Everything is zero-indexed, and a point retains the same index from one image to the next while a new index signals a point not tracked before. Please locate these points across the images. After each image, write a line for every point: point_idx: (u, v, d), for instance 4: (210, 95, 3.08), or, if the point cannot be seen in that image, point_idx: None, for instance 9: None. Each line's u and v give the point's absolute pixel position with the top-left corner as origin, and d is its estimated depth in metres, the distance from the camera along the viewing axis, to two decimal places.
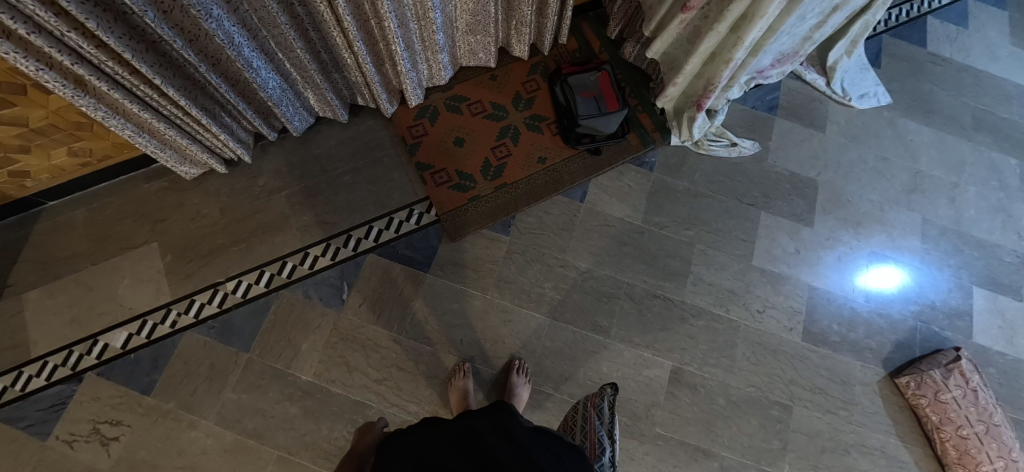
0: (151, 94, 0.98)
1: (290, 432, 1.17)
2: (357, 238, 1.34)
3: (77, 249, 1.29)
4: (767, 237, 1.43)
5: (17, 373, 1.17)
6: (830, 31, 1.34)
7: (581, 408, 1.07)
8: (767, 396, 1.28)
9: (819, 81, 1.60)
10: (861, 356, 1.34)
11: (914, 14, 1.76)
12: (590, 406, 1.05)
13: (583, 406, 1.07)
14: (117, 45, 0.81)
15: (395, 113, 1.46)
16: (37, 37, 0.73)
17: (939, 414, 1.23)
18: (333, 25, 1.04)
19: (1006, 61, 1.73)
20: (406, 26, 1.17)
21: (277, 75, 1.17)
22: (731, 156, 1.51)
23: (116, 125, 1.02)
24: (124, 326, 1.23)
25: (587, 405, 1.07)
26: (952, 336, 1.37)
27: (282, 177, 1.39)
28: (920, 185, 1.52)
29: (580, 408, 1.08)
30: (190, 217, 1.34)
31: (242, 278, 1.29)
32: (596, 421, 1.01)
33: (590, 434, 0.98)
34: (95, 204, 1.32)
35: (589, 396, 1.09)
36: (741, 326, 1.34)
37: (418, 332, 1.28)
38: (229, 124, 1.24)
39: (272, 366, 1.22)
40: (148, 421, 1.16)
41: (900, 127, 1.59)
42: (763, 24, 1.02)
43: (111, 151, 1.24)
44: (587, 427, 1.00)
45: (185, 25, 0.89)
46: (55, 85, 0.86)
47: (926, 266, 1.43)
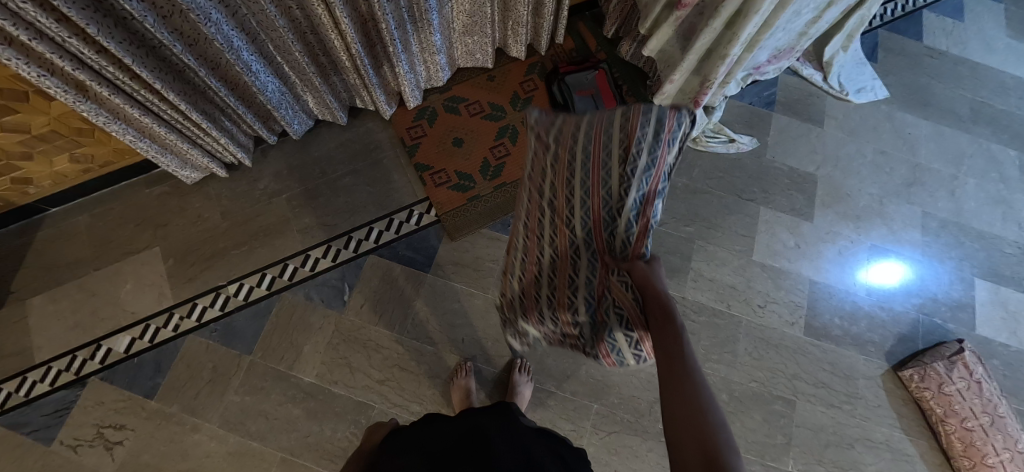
0: (151, 99, 0.99)
1: (293, 433, 1.18)
2: (357, 239, 1.35)
3: (80, 255, 1.29)
4: (768, 233, 1.43)
5: (21, 379, 1.17)
6: (826, 26, 1.35)
7: (588, 123, 0.79)
8: (770, 391, 1.28)
9: (816, 76, 1.60)
10: (864, 349, 1.33)
11: (909, 8, 1.76)
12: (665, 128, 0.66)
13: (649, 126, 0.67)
14: (117, 51, 0.82)
15: (393, 115, 1.47)
16: (38, 43, 0.74)
17: (943, 406, 1.23)
18: (331, 27, 1.04)
19: (1003, 53, 1.73)
20: (403, 29, 1.18)
21: (276, 79, 1.17)
22: (729, 152, 1.51)
23: (117, 131, 1.03)
24: (127, 331, 1.23)
25: (599, 118, 0.77)
26: (955, 328, 1.36)
27: (282, 180, 1.40)
28: (919, 178, 1.52)
29: (585, 121, 0.79)
30: (192, 221, 1.34)
31: (244, 281, 1.29)
32: (664, 135, 0.67)
33: (661, 156, 0.69)
34: (97, 209, 1.33)
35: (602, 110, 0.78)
36: (743, 322, 1.33)
37: (419, 332, 1.28)
38: (229, 128, 1.25)
39: (275, 368, 1.22)
40: (152, 425, 1.16)
41: (898, 121, 1.59)
42: (758, 18, 1.03)
43: (113, 157, 1.26)
44: (652, 133, 0.68)
45: (185, 30, 0.90)
46: (57, 91, 0.87)
47: (928, 259, 1.43)
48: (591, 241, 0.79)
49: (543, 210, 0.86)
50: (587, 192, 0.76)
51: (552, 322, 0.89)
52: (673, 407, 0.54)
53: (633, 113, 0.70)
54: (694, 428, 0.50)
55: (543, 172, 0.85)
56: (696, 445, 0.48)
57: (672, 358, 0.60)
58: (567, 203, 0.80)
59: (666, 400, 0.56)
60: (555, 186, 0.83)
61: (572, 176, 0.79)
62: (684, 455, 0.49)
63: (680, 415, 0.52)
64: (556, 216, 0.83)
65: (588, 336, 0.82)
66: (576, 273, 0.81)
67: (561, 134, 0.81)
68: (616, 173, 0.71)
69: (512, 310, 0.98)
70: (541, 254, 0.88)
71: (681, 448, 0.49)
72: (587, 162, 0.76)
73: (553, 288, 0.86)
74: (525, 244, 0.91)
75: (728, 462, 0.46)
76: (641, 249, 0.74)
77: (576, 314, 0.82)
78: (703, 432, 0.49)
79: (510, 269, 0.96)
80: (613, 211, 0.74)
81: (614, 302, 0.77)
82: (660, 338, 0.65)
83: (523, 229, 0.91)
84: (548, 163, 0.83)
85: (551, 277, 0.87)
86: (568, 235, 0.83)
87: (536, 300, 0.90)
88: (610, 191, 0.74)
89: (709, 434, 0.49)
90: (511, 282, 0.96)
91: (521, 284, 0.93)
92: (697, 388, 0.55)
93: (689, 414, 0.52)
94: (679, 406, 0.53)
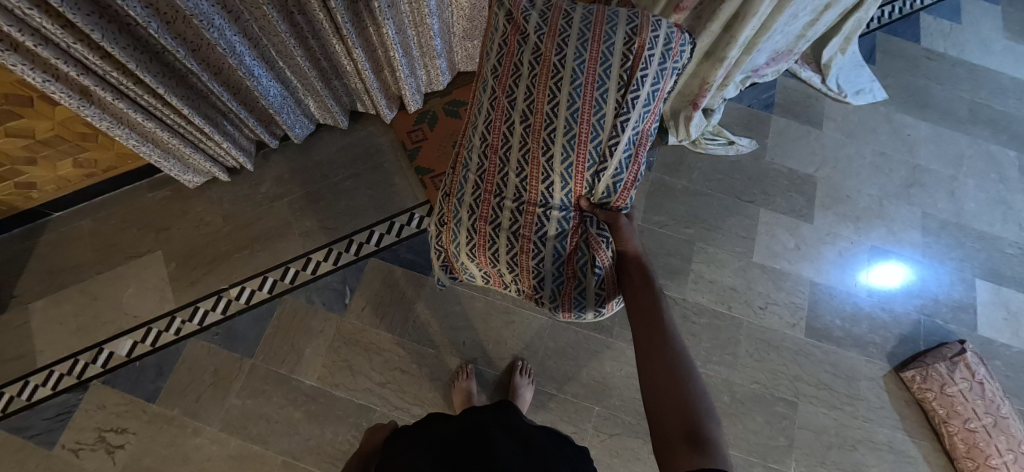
0: (155, 103, 1.00)
1: (294, 436, 1.17)
2: (358, 242, 1.35)
3: (83, 259, 1.30)
4: (768, 234, 1.43)
5: (23, 383, 1.18)
6: (824, 28, 1.35)
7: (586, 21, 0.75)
8: (772, 393, 1.27)
9: (814, 78, 1.61)
10: (865, 350, 1.33)
11: (906, 11, 1.77)
12: (654, 41, 0.73)
13: (640, 35, 0.72)
14: (121, 56, 0.83)
15: (394, 119, 1.48)
16: (44, 49, 0.76)
17: (946, 407, 1.22)
18: (332, 32, 1.06)
19: (1001, 55, 1.74)
20: (404, 33, 1.19)
21: (278, 84, 1.19)
22: (729, 154, 1.52)
23: (121, 135, 1.04)
24: (129, 335, 1.24)
25: (598, 13, 0.75)
26: (957, 329, 1.36)
27: (284, 184, 1.40)
28: (919, 178, 1.52)
29: (581, 16, 0.75)
30: (194, 224, 1.35)
31: (245, 284, 1.30)
32: (665, 59, 0.74)
33: (660, 89, 0.74)
34: (100, 214, 1.34)
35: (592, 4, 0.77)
36: (745, 323, 1.33)
37: (419, 334, 1.28)
38: (231, 132, 1.26)
39: (276, 371, 1.22)
40: (153, 429, 1.16)
41: (897, 122, 1.60)
42: (755, 21, 1.04)
43: (116, 162, 1.26)
44: (658, 53, 0.73)
45: (189, 35, 0.92)
46: (62, 97, 0.88)
47: (928, 259, 1.43)
48: (569, 175, 0.74)
49: (510, 120, 0.77)
50: (574, 109, 0.72)
51: (506, 265, 0.80)
52: (655, 378, 0.58)
53: (640, 25, 0.73)
54: (676, 398, 0.55)
55: (522, 70, 0.76)
56: (679, 418, 0.53)
57: (648, 318, 0.66)
58: (543, 117, 0.74)
59: (645, 369, 0.60)
60: (537, 91, 0.74)
61: (558, 84, 0.73)
62: (666, 426, 0.54)
63: (662, 384, 0.57)
64: (530, 132, 0.75)
65: (551, 289, 0.79)
66: (544, 208, 0.76)
67: (551, 27, 0.75)
68: (613, 101, 0.72)
69: (451, 247, 0.83)
70: (502, 179, 0.77)
71: (663, 414, 0.55)
72: (582, 77, 0.72)
73: (511, 224, 0.77)
74: (483, 164, 0.79)
75: (710, 433, 0.51)
76: (621, 203, 0.79)
77: (539, 256, 0.77)
78: (684, 403, 0.54)
79: (452, 193, 0.83)
80: (604, 147, 0.73)
81: (594, 258, 0.76)
82: (634, 303, 0.70)
83: (480, 141, 0.81)
84: (532, 62, 0.75)
85: (511, 210, 0.77)
86: (499, 164, 0.78)
87: (487, 237, 0.78)
88: (604, 122, 0.73)
89: (690, 402, 0.54)
90: (454, 211, 0.82)
91: (468, 217, 0.79)
92: (677, 357, 0.60)
93: (671, 383, 0.57)
94: (662, 377, 0.58)
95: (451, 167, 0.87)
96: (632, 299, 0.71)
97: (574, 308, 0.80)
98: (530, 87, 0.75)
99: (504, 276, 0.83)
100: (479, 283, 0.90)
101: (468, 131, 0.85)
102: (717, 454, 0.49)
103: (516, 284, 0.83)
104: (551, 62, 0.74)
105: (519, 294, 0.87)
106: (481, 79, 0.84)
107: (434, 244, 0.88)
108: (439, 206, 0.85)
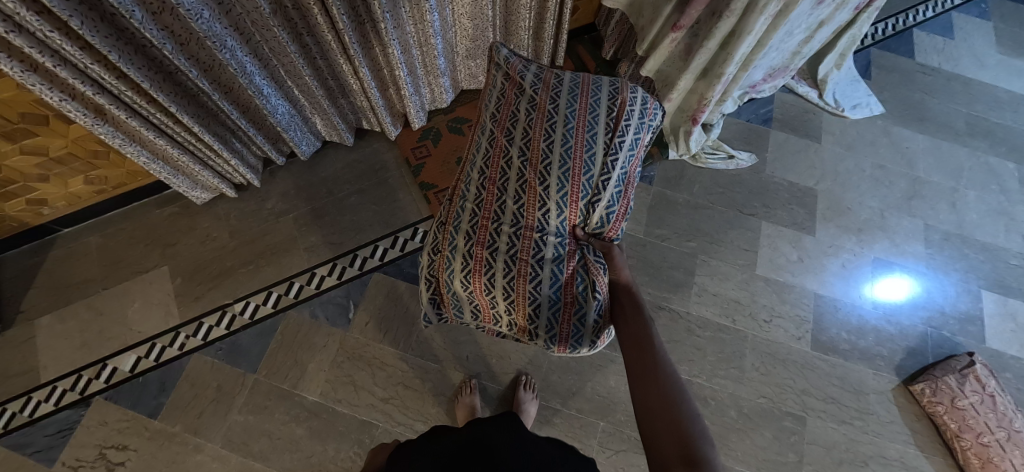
0: (166, 121, 1.02)
1: (295, 453, 1.16)
2: (362, 257, 1.36)
3: (90, 275, 1.31)
4: (770, 247, 1.44)
5: (26, 399, 1.17)
6: (819, 45, 1.38)
7: (575, 85, 0.87)
8: (780, 407, 1.26)
9: (812, 93, 1.63)
10: (873, 363, 1.32)
11: (900, 27, 1.81)
12: (629, 101, 0.86)
13: (618, 96, 0.86)
14: (136, 76, 0.86)
15: (399, 136, 1.51)
16: (61, 69, 0.78)
17: (957, 421, 1.20)
18: (340, 52, 1.09)
19: (995, 69, 1.77)
20: (409, 53, 1.22)
21: (286, 102, 1.21)
22: (729, 169, 1.53)
23: (133, 153, 1.06)
24: (133, 350, 1.24)
25: (584, 77, 0.89)
26: (965, 341, 1.35)
27: (290, 200, 1.42)
28: (919, 190, 1.53)
29: (570, 81, 0.87)
30: (201, 240, 1.37)
31: (250, 299, 1.30)
32: (644, 116, 0.87)
33: (640, 137, 0.86)
34: (108, 229, 1.36)
35: (578, 73, 0.90)
36: (749, 336, 1.32)
37: (423, 349, 1.28)
38: (239, 149, 1.28)
39: (279, 387, 1.22)
40: (154, 446, 1.15)
41: (895, 135, 1.62)
42: (751, 39, 1.06)
43: (126, 178, 1.29)
44: (638, 110, 0.87)
45: (201, 56, 0.95)
46: (77, 115, 0.90)
47: (932, 271, 1.42)
48: (566, 203, 0.77)
49: (508, 155, 0.81)
50: (568, 147, 0.79)
51: (501, 292, 0.76)
52: (649, 402, 0.58)
53: (620, 90, 0.88)
54: (670, 422, 0.54)
55: (519, 115, 0.84)
56: (675, 441, 0.52)
57: (641, 347, 0.66)
58: (539, 152, 0.80)
59: (640, 394, 0.60)
60: (533, 131, 0.82)
61: (552, 126, 0.81)
62: (662, 451, 0.52)
63: (657, 409, 0.57)
64: (527, 165, 0.79)
65: (547, 317, 0.77)
66: (541, 233, 0.77)
67: (545, 83, 0.87)
68: (602, 144, 0.81)
69: (444, 277, 0.80)
70: (499, 207, 0.78)
71: (658, 436, 0.54)
72: (574, 122, 0.82)
73: (508, 248, 0.76)
74: (480, 194, 0.81)
75: (705, 455, 0.50)
76: (613, 233, 0.83)
77: (537, 280, 0.76)
78: (678, 427, 0.54)
79: (447, 221, 0.82)
80: (597, 181, 0.79)
81: (594, 283, 0.77)
82: (628, 334, 0.71)
83: (478, 175, 0.83)
84: (528, 107, 0.84)
85: (508, 235, 0.77)
86: (498, 193, 0.80)
87: (482, 262, 0.77)
88: (595, 159, 0.80)
89: (683, 426, 0.54)
90: (450, 238, 0.80)
91: (465, 243, 0.78)
92: (669, 381, 0.60)
93: (665, 407, 0.56)
94: (657, 401, 0.57)
95: (446, 200, 0.87)
96: (625, 329, 0.73)
97: (571, 338, 0.78)
98: (527, 128, 0.82)
99: (497, 306, 0.79)
100: (469, 320, 0.86)
101: (465, 166, 0.88)
102: None
103: (509, 314, 0.79)
104: (546, 110, 0.83)
105: (511, 329, 0.84)
106: (478, 122, 0.91)
107: (426, 276, 0.85)
108: (434, 235, 0.84)
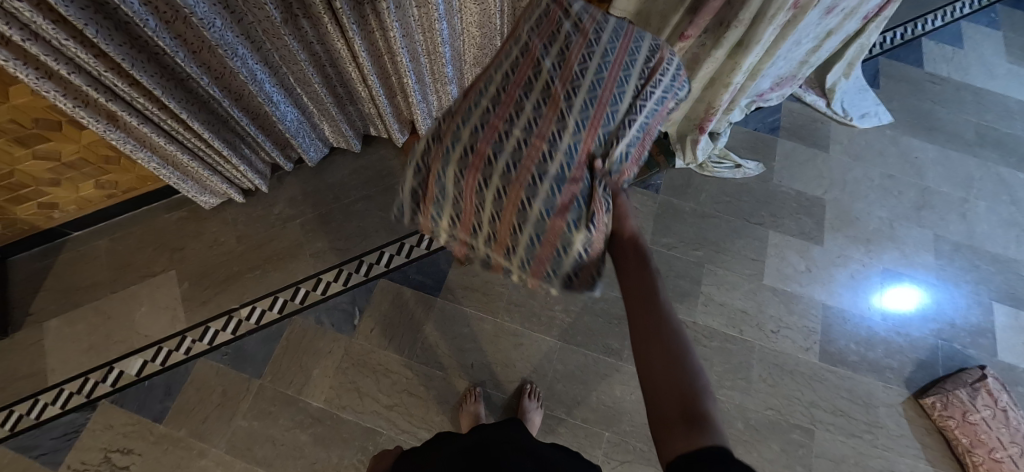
0: (176, 128, 1.03)
1: (299, 460, 1.16)
2: (368, 263, 1.36)
3: (98, 278, 1.32)
4: (778, 256, 1.43)
5: (33, 401, 1.18)
6: (826, 55, 1.38)
7: (620, 27, 0.79)
8: (788, 420, 1.24)
9: (819, 103, 1.63)
10: (882, 376, 1.30)
11: (908, 36, 1.80)
12: (663, 58, 0.78)
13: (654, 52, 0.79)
14: (148, 83, 0.87)
15: (405, 142, 1.51)
16: (76, 77, 0.79)
17: (969, 436, 1.18)
18: (349, 59, 1.10)
19: (1004, 78, 1.76)
20: (417, 61, 1.23)
21: (295, 109, 1.22)
22: (736, 177, 1.53)
23: (143, 158, 1.07)
24: (140, 353, 1.24)
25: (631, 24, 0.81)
26: (977, 354, 1.33)
27: (297, 205, 1.43)
28: (928, 201, 1.52)
29: (616, 23, 0.79)
30: (208, 245, 1.37)
31: (256, 304, 1.31)
32: (677, 81, 0.79)
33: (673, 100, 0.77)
34: (117, 233, 1.37)
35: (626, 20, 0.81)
36: (756, 347, 1.31)
37: (428, 356, 1.27)
38: (248, 155, 1.29)
39: (284, 392, 1.22)
40: (158, 450, 1.15)
41: (903, 145, 1.61)
42: (759, 48, 1.07)
43: (136, 183, 1.30)
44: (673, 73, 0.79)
45: (213, 64, 0.96)
46: (90, 121, 0.91)
47: (942, 282, 1.41)
48: (584, 124, 0.68)
49: (538, 65, 0.73)
50: (600, 77, 0.71)
51: (491, 195, 0.69)
52: (650, 351, 0.54)
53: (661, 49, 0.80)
54: (670, 375, 0.51)
55: (559, 34, 0.76)
56: (675, 394, 0.49)
57: (640, 289, 0.62)
58: (570, 69, 0.71)
59: (638, 342, 0.56)
60: (569, 51, 0.73)
61: (590, 51, 0.73)
62: (662, 405, 0.50)
63: (655, 357, 0.53)
64: (554, 79, 0.71)
65: (529, 236, 0.69)
66: (549, 146, 0.67)
67: (591, 15, 0.79)
68: (635, 85, 0.73)
69: (438, 167, 0.74)
70: (512, 111, 0.70)
71: (659, 390, 0.51)
72: (612, 57, 0.74)
73: (511, 152, 0.68)
74: (495, 94, 0.73)
75: (708, 412, 0.47)
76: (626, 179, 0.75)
77: (533, 191, 0.66)
78: (682, 381, 0.50)
79: (455, 113, 0.76)
80: (623, 117, 0.70)
81: (591, 217, 0.67)
82: (627, 273, 0.66)
83: (499, 77, 0.76)
84: (571, 29, 0.76)
85: (515, 139, 0.68)
86: (515, 98, 0.72)
87: (484, 156, 0.70)
88: (625, 96, 0.72)
89: (685, 380, 0.51)
90: (454, 131, 0.73)
91: (466, 138, 0.71)
92: (672, 329, 0.55)
93: (666, 359, 0.52)
94: (655, 349, 0.54)
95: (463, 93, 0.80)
96: (622, 270, 0.67)
97: (548, 266, 0.72)
98: (563, 47, 0.74)
99: (481, 214, 0.74)
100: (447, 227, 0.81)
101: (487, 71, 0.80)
102: (715, 439, 0.45)
103: (489, 227, 0.74)
104: (586, 37, 0.75)
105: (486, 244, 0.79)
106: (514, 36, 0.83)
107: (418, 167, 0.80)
108: (437, 127, 0.78)
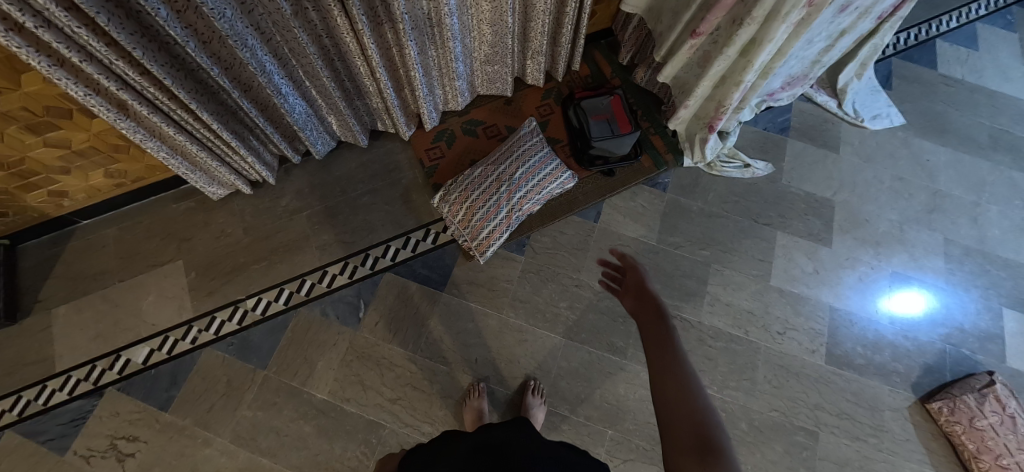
0: (186, 118, 1.03)
1: (303, 451, 1.17)
2: (374, 257, 1.37)
3: (106, 267, 1.33)
4: (785, 257, 1.42)
5: (41, 387, 1.19)
6: (839, 55, 1.37)
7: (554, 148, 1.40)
8: (792, 422, 1.24)
9: (830, 103, 1.61)
10: (889, 380, 1.29)
11: (922, 37, 1.78)
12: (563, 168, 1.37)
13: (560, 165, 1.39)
14: (159, 72, 0.87)
15: (412, 137, 1.51)
16: (87, 64, 0.79)
17: (976, 441, 1.17)
18: (358, 52, 1.09)
19: (1019, 81, 1.73)
20: (425, 54, 1.23)
21: (303, 102, 1.22)
22: (745, 177, 1.52)
23: (153, 148, 1.07)
24: (147, 342, 1.25)
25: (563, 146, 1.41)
26: (985, 360, 1.32)
27: (304, 198, 1.43)
28: (939, 204, 1.50)
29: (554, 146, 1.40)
30: (215, 235, 1.38)
31: (262, 295, 1.31)
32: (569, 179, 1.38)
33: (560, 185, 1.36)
34: (126, 222, 1.38)
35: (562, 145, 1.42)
36: (762, 348, 1.31)
37: (432, 350, 1.28)
38: (256, 147, 1.29)
39: (288, 383, 1.22)
40: (163, 438, 1.16)
41: (915, 147, 1.59)
42: (771, 47, 1.04)
43: (145, 173, 1.31)
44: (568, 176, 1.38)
45: (223, 55, 0.96)
46: (101, 110, 0.91)
47: (951, 287, 1.39)
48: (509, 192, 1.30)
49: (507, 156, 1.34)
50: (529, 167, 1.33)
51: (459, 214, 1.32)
52: (667, 392, 0.56)
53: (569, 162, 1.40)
54: (687, 412, 0.53)
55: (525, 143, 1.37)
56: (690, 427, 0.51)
57: (660, 340, 0.65)
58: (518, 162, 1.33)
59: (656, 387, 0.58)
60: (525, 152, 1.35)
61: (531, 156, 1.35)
62: (676, 439, 0.51)
63: (671, 399, 0.55)
64: (510, 164, 1.33)
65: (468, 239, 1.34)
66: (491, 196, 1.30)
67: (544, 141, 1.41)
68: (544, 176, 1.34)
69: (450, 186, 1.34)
70: (485, 177, 1.32)
71: (675, 431, 0.52)
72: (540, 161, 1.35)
73: (485, 182, 1.31)
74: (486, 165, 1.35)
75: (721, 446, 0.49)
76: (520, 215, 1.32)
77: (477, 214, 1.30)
78: (696, 416, 0.52)
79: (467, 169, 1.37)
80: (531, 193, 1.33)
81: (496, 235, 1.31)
82: (646, 326, 0.70)
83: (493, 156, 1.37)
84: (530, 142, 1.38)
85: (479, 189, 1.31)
86: (492, 170, 1.33)
87: (476, 178, 1.32)
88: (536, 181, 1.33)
89: (700, 416, 0.52)
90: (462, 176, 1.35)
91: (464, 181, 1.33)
92: (688, 374, 0.58)
93: (681, 399, 0.55)
94: (672, 390, 0.56)
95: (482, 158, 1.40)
96: (643, 328, 0.70)
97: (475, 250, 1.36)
98: (522, 150, 1.35)
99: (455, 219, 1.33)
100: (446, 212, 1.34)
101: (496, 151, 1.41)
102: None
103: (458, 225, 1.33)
104: (533, 147, 1.37)
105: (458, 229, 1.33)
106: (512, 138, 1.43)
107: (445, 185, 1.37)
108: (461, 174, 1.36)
